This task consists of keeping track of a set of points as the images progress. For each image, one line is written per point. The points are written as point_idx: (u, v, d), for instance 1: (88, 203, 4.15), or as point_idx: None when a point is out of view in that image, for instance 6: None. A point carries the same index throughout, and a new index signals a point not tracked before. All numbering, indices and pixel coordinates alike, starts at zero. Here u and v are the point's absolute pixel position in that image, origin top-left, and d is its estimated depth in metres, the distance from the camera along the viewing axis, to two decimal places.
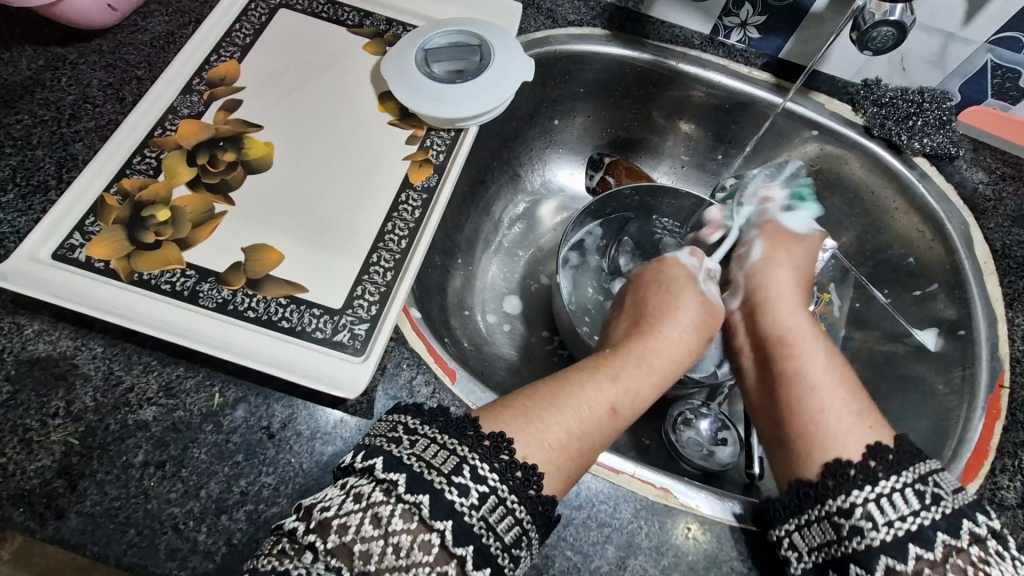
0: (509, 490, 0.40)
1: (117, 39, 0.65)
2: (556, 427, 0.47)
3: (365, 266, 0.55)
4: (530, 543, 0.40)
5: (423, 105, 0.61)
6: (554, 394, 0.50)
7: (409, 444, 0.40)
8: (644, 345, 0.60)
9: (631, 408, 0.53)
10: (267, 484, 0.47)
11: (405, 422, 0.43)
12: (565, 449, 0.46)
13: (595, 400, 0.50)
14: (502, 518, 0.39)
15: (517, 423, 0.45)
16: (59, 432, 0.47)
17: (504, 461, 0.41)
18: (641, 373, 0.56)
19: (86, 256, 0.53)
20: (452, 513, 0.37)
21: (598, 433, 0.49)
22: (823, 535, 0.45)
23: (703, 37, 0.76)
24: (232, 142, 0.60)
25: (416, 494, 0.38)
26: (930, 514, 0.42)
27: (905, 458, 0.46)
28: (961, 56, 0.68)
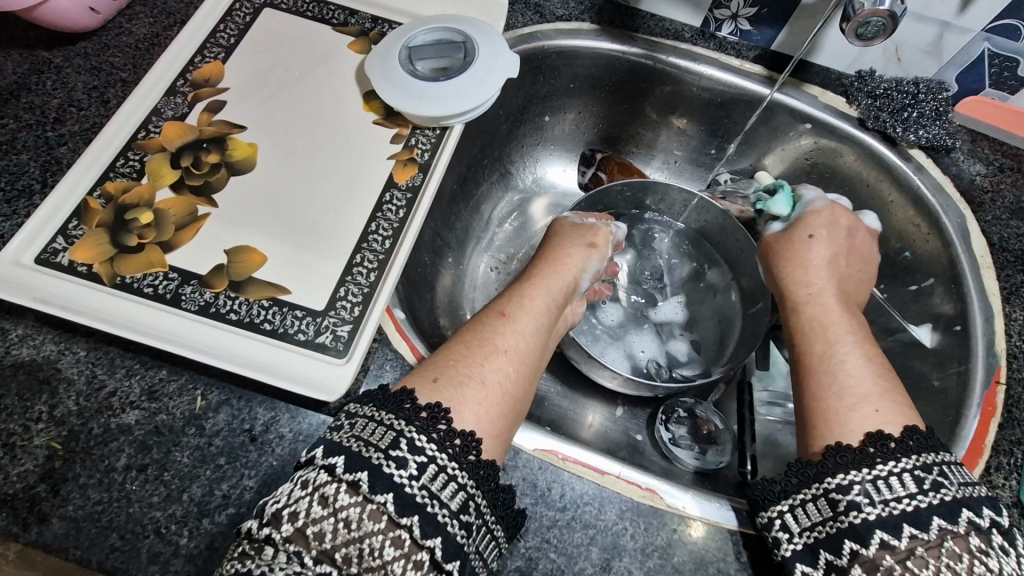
0: (448, 458, 0.41)
1: (102, 41, 0.65)
2: (479, 373, 0.49)
3: (348, 267, 0.55)
4: (479, 509, 0.41)
5: (407, 104, 0.61)
6: (456, 346, 0.51)
7: (348, 427, 0.42)
8: (544, 278, 0.61)
9: (532, 322, 0.56)
10: (249, 487, 0.47)
11: (347, 408, 0.45)
12: (498, 390, 0.48)
13: (513, 351, 0.52)
14: (445, 485, 0.40)
15: (441, 390, 0.46)
16: (42, 436, 0.47)
17: (442, 431, 0.43)
18: (538, 298, 0.59)
19: (69, 260, 0.53)
20: (393, 486, 0.39)
21: (522, 356, 0.52)
22: (818, 514, 0.44)
23: (693, 30, 0.74)
24: (215, 143, 0.60)
25: (355, 472, 0.39)
26: (927, 498, 0.42)
27: (907, 446, 0.45)
28: (957, 46, 0.66)
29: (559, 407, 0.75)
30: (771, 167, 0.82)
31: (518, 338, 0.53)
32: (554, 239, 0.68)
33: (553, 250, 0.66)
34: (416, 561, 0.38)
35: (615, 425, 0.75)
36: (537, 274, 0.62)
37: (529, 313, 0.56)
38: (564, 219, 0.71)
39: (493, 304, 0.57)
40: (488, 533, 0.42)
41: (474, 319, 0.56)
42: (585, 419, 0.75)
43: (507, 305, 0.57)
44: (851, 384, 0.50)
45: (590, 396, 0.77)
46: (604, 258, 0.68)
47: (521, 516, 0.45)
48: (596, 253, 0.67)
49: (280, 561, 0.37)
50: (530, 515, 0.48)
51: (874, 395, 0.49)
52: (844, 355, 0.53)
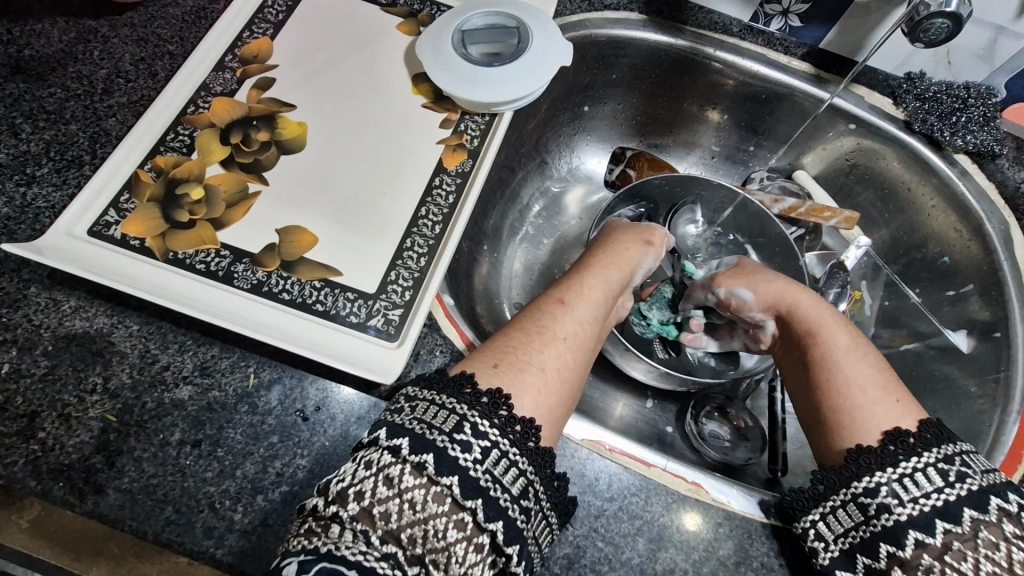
0: (510, 444, 0.42)
1: (148, 12, 0.64)
2: (538, 359, 0.49)
3: (398, 251, 0.55)
4: (538, 496, 0.42)
5: (459, 88, 0.60)
6: (514, 332, 0.52)
7: (410, 411, 0.42)
8: (602, 268, 0.61)
9: (591, 311, 0.56)
10: (302, 467, 0.47)
11: (406, 392, 0.45)
12: (557, 377, 0.49)
13: (570, 339, 0.52)
14: (506, 470, 0.41)
15: (501, 376, 0.46)
16: (96, 408, 0.47)
17: (503, 417, 0.43)
18: (598, 287, 0.59)
19: (121, 233, 0.53)
20: (457, 469, 0.39)
21: (580, 344, 0.53)
22: (850, 519, 0.45)
23: (741, 25, 0.73)
24: (265, 121, 0.60)
25: (420, 453, 0.39)
26: (955, 490, 0.43)
27: (926, 441, 0.46)
28: (1011, 51, 0.66)
29: (589, 398, 0.76)
30: (810, 167, 0.82)
31: (576, 327, 0.54)
32: (611, 232, 0.68)
33: (610, 242, 0.66)
34: (477, 543, 0.39)
35: (645, 417, 0.75)
36: (596, 263, 0.62)
37: (587, 302, 0.57)
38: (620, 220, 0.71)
39: (550, 291, 0.58)
40: (544, 519, 0.42)
41: (528, 305, 0.56)
42: (615, 411, 0.75)
43: (565, 293, 0.57)
44: (867, 383, 0.52)
45: (621, 388, 0.78)
46: (660, 254, 0.68)
47: (573, 505, 0.46)
48: (653, 252, 0.67)
49: (347, 540, 0.37)
50: (579, 505, 0.49)
51: (891, 387, 0.51)
52: (855, 358, 0.54)
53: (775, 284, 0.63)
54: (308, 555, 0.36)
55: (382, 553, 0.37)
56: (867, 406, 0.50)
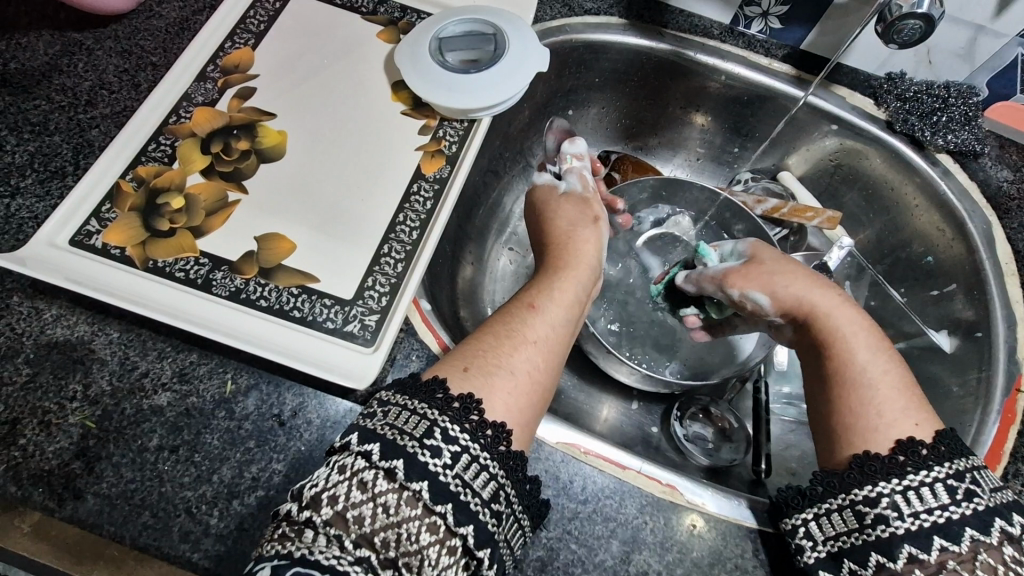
0: (480, 448, 0.42)
1: (133, 24, 0.65)
2: (508, 362, 0.50)
3: (376, 257, 0.56)
4: (509, 499, 0.42)
5: (436, 95, 0.61)
6: (486, 335, 0.52)
7: (382, 415, 0.43)
8: (569, 270, 0.62)
9: (564, 316, 0.57)
10: (278, 471, 0.47)
11: (377, 397, 0.45)
12: (528, 379, 0.49)
13: (542, 342, 0.53)
14: (477, 475, 0.41)
15: (471, 380, 0.47)
16: (76, 415, 0.48)
17: (474, 422, 0.43)
18: (568, 287, 0.60)
19: (102, 242, 0.54)
20: (427, 474, 0.40)
21: (552, 347, 0.54)
22: (844, 524, 0.44)
23: (722, 27, 0.74)
24: (245, 130, 0.60)
25: (390, 459, 0.40)
26: (961, 509, 0.42)
27: (940, 453, 0.45)
28: (991, 49, 0.66)
29: (575, 401, 0.76)
30: (794, 168, 0.82)
31: (548, 329, 0.55)
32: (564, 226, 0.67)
33: (569, 240, 0.65)
34: (449, 547, 0.39)
35: (630, 419, 0.75)
36: (561, 261, 0.63)
37: (558, 302, 0.57)
38: (554, 187, 0.71)
39: (525, 294, 0.58)
40: (516, 522, 0.43)
41: (501, 309, 0.57)
42: (600, 413, 0.75)
43: (535, 296, 0.57)
44: (881, 390, 0.50)
45: (606, 390, 0.78)
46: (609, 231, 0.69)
47: (546, 507, 0.46)
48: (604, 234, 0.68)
49: (321, 544, 0.38)
50: (552, 506, 0.49)
51: (913, 408, 0.49)
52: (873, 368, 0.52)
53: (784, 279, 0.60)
54: (281, 561, 0.37)
55: (355, 557, 0.38)
56: (880, 422, 0.48)
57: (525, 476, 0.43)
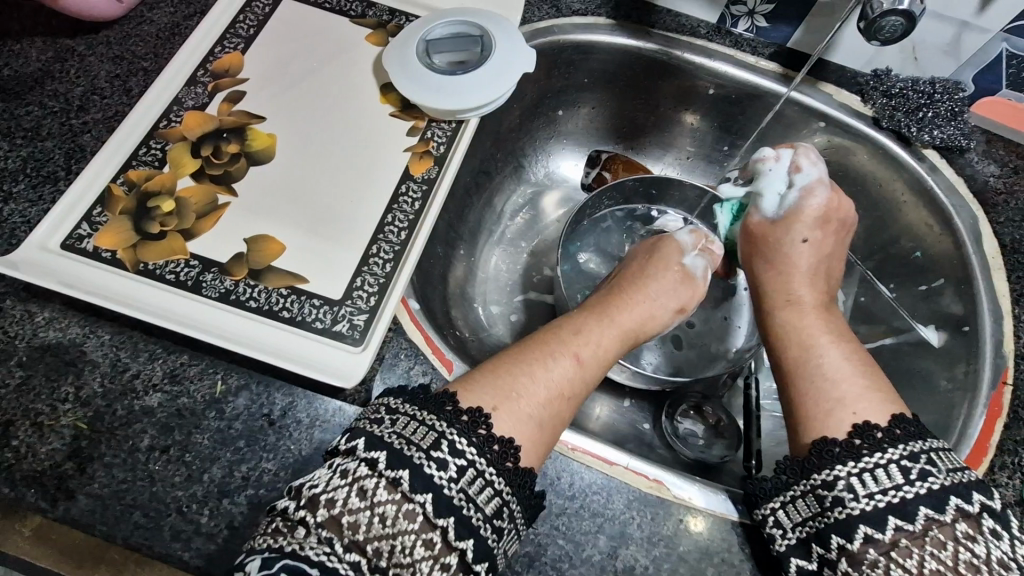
0: (486, 463, 0.43)
1: (124, 30, 0.65)
2: (539, 412, 0.49)
3: (365, 258, 0.56)
4: (513, 516, 0.43)
5: (423, 97, 0.61)
6: (522, 377, 0.50)
7: (390, 424, 0.43)
8: (624, 323, 0.61)
9: (595, 371, 0.56)
10: (268, 470, 0.48)
11: (389, 404, 0.45)
12: (551, 434, 0.49)
13: (569, 388, 0.52)
14: (482, 490, 0.41)
15: (496, 405, 0.47)
16: (69, 416, 0.48)
17: (482, 435, 0.44)
18: (615, 345, 0.59)
19: (93, 246, 0.54)
20: (432, 487, 0.40)
21: (576, 405, 0.53)
22: (807, 509, 0.45)
23: (709, 26, 0.74)
24: (235, 134, 0.61)
25: (396, 469, 0.40)
26: (914, 489, 0.42)
27: (893, 435, 0.45)
28: (975, 45, 0.66)
29: None
30: None
31: (579, 380, 0.54)
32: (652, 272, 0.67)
33: (641, 288, 0.65)
34: (443, 562, 0.39)
35: (623, 417, 0.76)
36: (616, 310, 0.62)
37: (601, 360, 0.57)
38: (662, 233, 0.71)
39: (566, 339, 0.56)
40: (515, 535, 0.43)
41: (536, 346, 0.55)
42: (592, 411, 0.76)
43: (580, 342, 0.56)
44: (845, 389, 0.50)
45: (598, 389, 0.78)
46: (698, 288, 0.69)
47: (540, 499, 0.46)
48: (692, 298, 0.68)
49: (311, 542, 0.39)
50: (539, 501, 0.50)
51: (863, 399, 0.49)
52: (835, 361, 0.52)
53: (793, 244, 0.62)
54: (272, 553, 0.38)
55: (346, 560, 0.38)
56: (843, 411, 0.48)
57: (515, 479, 0.44)
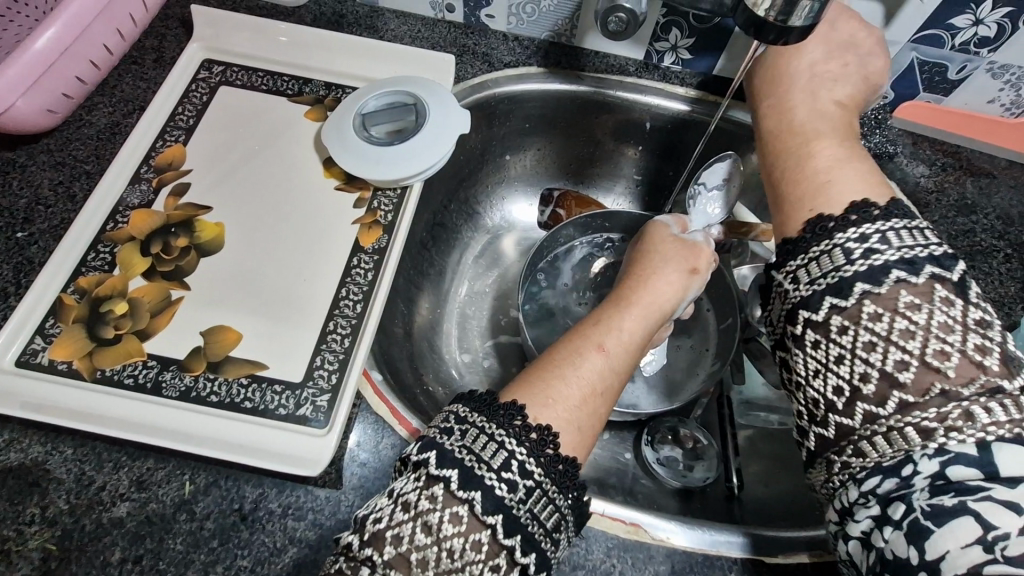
0: (552, 483, 0.42)
1: (63, 136, 0.66)
2: (577, 417, 0.46)
3: (322, 335, 0.57)
4: (568, 529, 0.43)
5: (365, 170, 0.63)
6: (555, 384, 0.47)
7: (460, 436, 0.42)
8: (639, 308, 0.55)
9: (631, 358, 0.52)
10: (244, 567, 0.48)
11: (454, 412, 0.45)
12: (592, 434, 0.47)
13: (608, 381, 0.49)
14: (546, 508, 0.41)
15: (550, 416, 0.45)
16: (36, 538, 0.48)
17: (549, 456, 0.43)
18: (637, 331, 0.53)
19: (48, 359, 0.54)
20: (501, 508, 0.40)
21: (616, 396, 0.50)
22: None
23: (637, 63, 0.77)
24: (183, 227, 0.62)
25: (468, 491, 0.40)
26: None
27: None
28: (887, 57, 0.69)
29: None
30: None
31: (615, 374, 0.50)
32: (653, 254, 0.61)
33: (646, 270, 0.59)
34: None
35: (604, 451, 0.76)
36: (628, 296, 0.56)
37: (628, 347, 0.52)
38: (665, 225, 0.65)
39: (591, 333, 0.52)
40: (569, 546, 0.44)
41: (561, 346, 0.51)
42: None
43: (606, 335, 0.52)
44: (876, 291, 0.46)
45: None
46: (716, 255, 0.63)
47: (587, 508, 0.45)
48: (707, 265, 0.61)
49: None
50: None
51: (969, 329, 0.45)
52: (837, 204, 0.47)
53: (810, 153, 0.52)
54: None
55: None
56: None
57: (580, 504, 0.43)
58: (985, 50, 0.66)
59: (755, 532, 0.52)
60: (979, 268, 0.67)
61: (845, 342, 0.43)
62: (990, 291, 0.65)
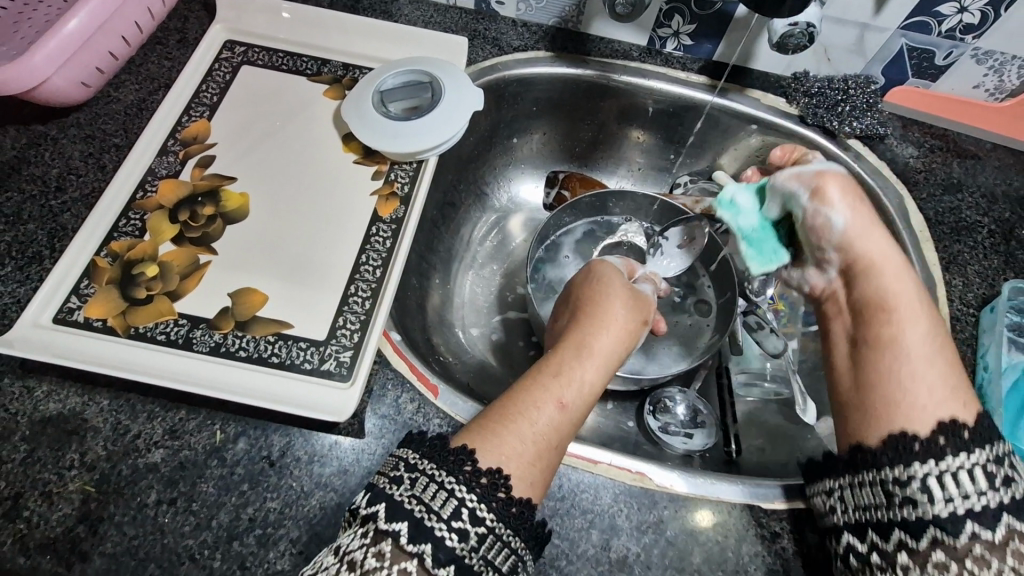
0: (505, 526, 0.42)
1: (93, 111, 0.69)
2: (530, 468, 0.46)
3: (344, 297, 0.60)
4: (526, 568, 0.43)
5: (383, 144, 0.66)
6: (511, 434, 0.47)
7: (408, 485, 0.42)
8: (593, 352, 0.57)
9: (584, 405, 0.53)
10: (272, 509, 0.51)
11: (404, 458, 0.44)
12: (546, 483, 0.47)
13: (559, 423, 0.50)
14: (500, 553, 0.42)
15: (501, 457, 0.45)
16: (75, 482, 0.50)
17: (501, 500, 0.43)
18: (591, 377, 0.55)
19: (84, 317, 0.57)
20: (454, 558, 0.40)
21: (566, 444, 0.50)
22: (874, 497, 0.48)
23: (641, 49, 0.81)
24: (210, 197, 0.65)
25: (418, 543, 0.40)
26: (995, 496, 0.44)
27: (982, 437, 0.46)
28: (878, 43, 0.73)
29: None
30: (727, 167, 0.87)
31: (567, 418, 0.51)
32: (608, 295, 0.63)
33: (601, 310, 0.61)
34: None
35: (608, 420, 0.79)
36: (585, 341, 0.58)
37: (580, 394, 0.53)
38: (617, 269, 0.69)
39: (548, 381, 0.52)
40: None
41: (516, 392, 0.52)
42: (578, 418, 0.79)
43: (561, 381, 0.53)
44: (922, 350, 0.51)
45: None
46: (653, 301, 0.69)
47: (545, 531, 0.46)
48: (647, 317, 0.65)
49: None
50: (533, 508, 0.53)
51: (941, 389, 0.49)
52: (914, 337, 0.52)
53: (869, 238, 0.56)
54: None
55: None
56: (922, 402, 0.49)
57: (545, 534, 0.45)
58: (971, 37, 0.69)
59: (753, 481, 0.56)
60: (964, 243, 0.70)
61: (911, 512, 0.46)
62: (975, 264, 0.69)
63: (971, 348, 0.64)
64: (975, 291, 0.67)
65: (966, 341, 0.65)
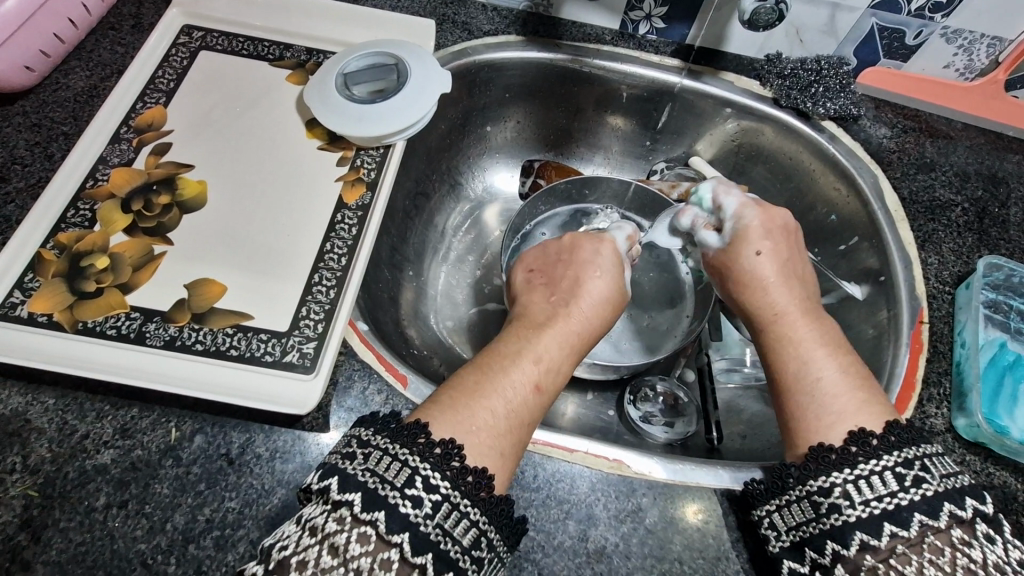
0: (462, 495, 0.41)
1: (40, 98, 0.65)
2: (500, 442, 0.46)
3: (307, 287, 0.57)
4: (491, 544, 0.41)
5: (347, 127, 0.64)
6: (482, 407, 0.47)
7: (363, 460, 0.41)
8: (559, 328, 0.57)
9: (558, 382, 0.54)
10: (231, 509, 0.48)
11: (358, 436, 0.44)
12: (513, 458, 0.47)
13: (519, 391, 0.49)
14: (457, 523, 0.40)
15: (456, 430, 0.45)
16: (18, 486, 0.47)
17: (455, 469, 0.42)
18: (560, 351, 0.55)
19: (27, 312, 0.53)
20: (408, 525, 0.39)
21: (533, 424, 0.50)
22: (802, 514, 0.45)
23: (613, 33, 0.80)
24: (164, 185, 0.62)
25: (370, 512, 0.39)
26: (908, 495, 0.42)
27: (890, 442, 0.45)
28: (849, 22, 0.72)
29: None
30: (703, 152, 0.86)
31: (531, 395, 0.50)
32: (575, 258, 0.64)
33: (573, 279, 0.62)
34: None
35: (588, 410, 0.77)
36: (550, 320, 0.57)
37: (545, 364, 0.53)
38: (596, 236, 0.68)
39: (525, 360, 0.52)
40: (498, 562, 0.42)
41: (492, 363, 0.51)
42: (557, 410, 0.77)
43: (537, 367, 0.52)
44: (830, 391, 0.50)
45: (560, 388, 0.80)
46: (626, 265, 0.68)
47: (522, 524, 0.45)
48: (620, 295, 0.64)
49: None
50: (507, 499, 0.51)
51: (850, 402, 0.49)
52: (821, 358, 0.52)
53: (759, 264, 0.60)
54: None
55: None
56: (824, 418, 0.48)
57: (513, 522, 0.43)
58: (939, 15, 0.69)
59: (732, 466, 0.54)
60: (939, 221, 0.70)
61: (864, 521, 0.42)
62: (950, 242, 0.69)
63: (948, 325, 0.63)
64: (951, 269, 0.67)
65: (943, 319, 0.64)
